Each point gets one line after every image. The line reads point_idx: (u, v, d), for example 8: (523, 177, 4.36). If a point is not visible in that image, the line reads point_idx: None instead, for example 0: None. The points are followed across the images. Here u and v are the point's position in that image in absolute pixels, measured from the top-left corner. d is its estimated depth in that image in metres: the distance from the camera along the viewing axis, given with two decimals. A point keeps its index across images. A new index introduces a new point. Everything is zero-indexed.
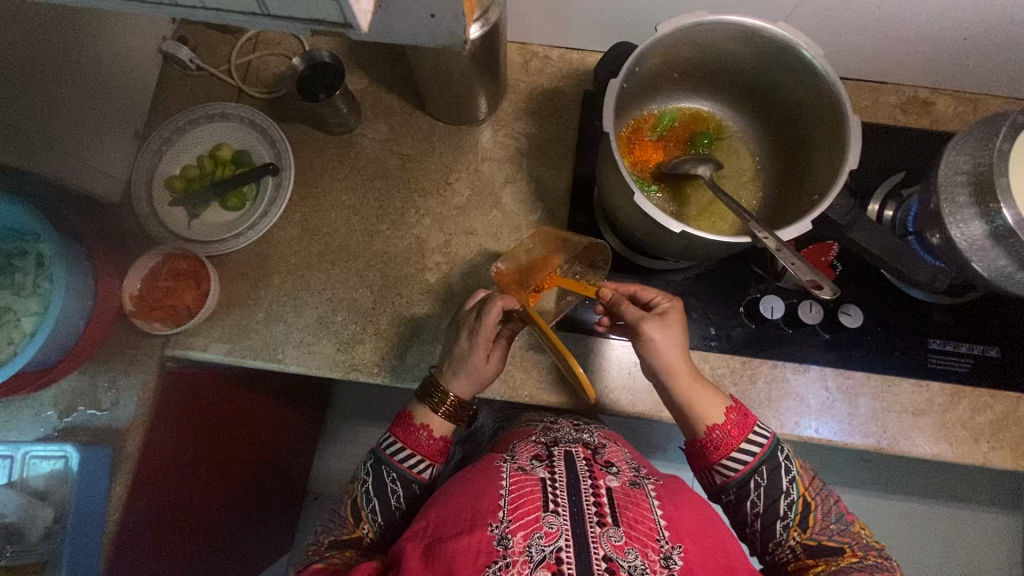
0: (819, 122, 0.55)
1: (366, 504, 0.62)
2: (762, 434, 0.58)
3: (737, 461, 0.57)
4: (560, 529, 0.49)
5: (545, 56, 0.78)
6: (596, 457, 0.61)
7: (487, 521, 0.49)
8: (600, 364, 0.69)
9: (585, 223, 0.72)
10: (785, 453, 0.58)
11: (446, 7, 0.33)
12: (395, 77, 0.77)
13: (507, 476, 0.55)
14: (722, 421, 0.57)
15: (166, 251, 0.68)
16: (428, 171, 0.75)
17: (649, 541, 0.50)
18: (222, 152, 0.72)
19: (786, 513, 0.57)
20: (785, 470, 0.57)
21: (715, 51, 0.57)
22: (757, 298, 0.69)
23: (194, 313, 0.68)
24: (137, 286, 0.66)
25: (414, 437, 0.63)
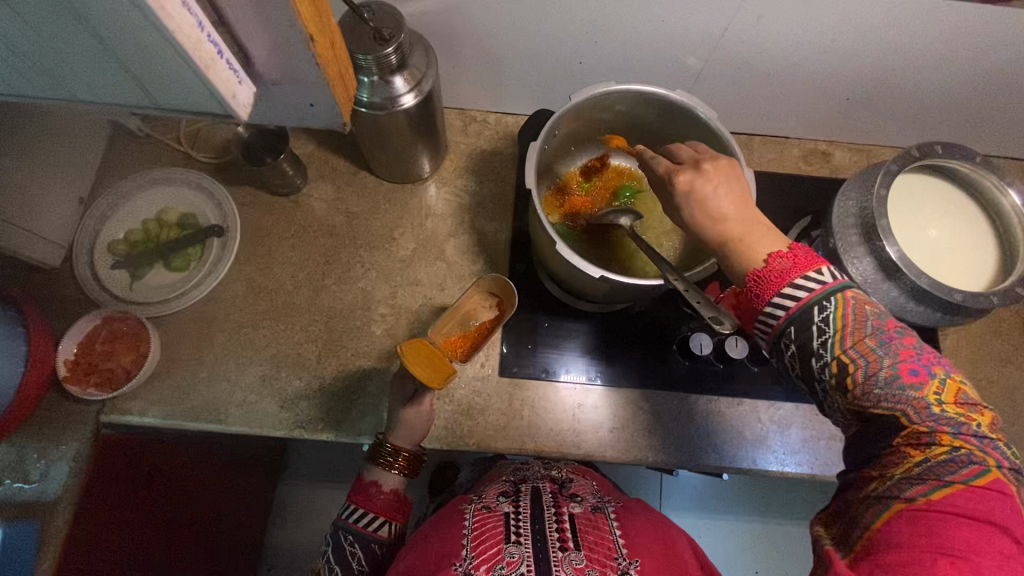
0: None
1: (328, 574, 0.62)
2: (827, 274, 0.42)
3: (788, 296, 0.42)
4: (522, 557, 0.52)
5: (482, 120, 0.84)
6: (561, 490, 0.66)
7: (452, 561, 0.53)
8: (544, 406, 0.71)
9: (525, 271, 0.76)
10: (822, 312, 0.41)
11: (321, 97, 0.37)
12: (341, 141, 0.81)
13: (472, 516, 0.59)
14: (779, 259, 0.43)
15: (104, 313, 0.67)
16: (373, 227, 0.78)
17: (608, 560, 0.53)
18: (168, 215, 0.74)
19: (818, 370, 0.41)
20: (815, 331, 0.41)
21: (625, 115, 0.63)
22: (687, 335, 0.73)
23: (131, 376, 0.67)
24: (73, 350, 0.65)
25: (371, 500, 0.65)
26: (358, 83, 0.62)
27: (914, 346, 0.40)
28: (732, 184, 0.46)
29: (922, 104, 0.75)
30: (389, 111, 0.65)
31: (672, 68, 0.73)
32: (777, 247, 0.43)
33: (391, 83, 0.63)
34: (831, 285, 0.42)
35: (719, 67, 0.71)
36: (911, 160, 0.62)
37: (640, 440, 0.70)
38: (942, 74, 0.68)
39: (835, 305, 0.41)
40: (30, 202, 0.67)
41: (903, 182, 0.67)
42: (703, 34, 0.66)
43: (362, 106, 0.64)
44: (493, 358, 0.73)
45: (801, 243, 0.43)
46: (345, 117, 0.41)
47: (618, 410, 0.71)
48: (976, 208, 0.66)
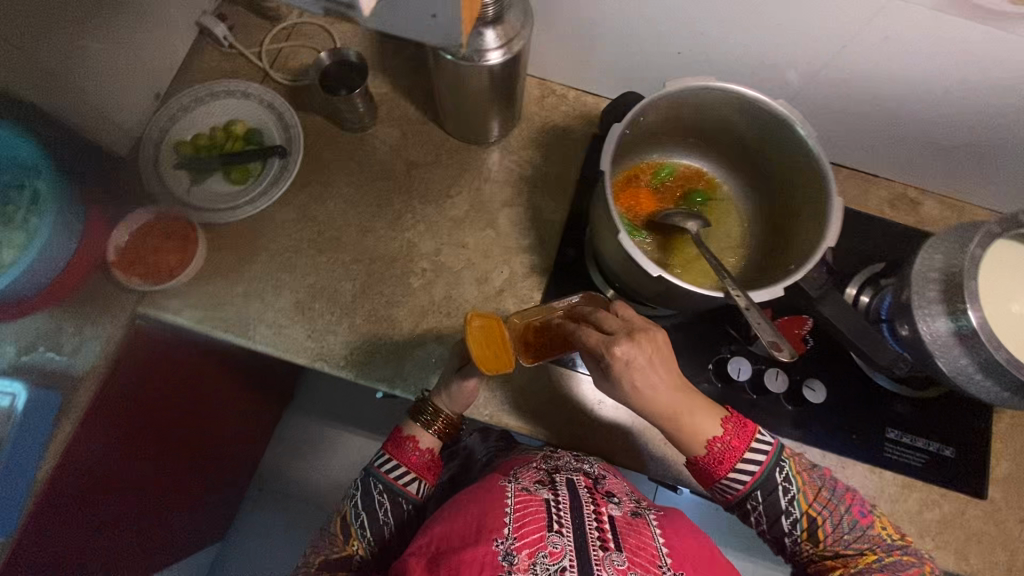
0: (805, 200, 0.58)
1: (354, 521, 0.65)
2: (761, 443, 0.58)
3: (737, 479, 0.58)
4: (564, 550, 0.51)
5: (562, 94, 0.81)
6: (597, 486, 0.61)
7: (494, 538, 0.51)
8: (564, 395, 0.70)
9: (574, 256, 0.73)
10: (783, 473, 0.58)
11: (443, 14, 0.50)
12: (416, 88, 0.79)
13: (513, 495, 0.56)
14: (721, 432, 0.57)
15: (159, 211, 0.69)
16: (431, 181, 0.77)
17: (651, 567, 0.52)
18: (236, 126, 0.74)
19: (791, 528, 0.59)
20: (783, 491, 0.58)
21: (717, 115, 0.60)
22: (727, 357, 0.70)
23: (176, 275, 0.68)
24: (125, 238, 0.67)
25: (405, 454, 0.67)
26: None
27: (854, 495, 0.60)
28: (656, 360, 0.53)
29: None
30: (474, 65, 0.63)
31: (776, 77, 0.68)
32: (717, 430, 0.57)
33: (481, 35, 0.60)
34: (772, 452, 0.58)
35: (826, 85, 0.67)
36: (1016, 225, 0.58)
37: (653, 451, 0.68)
38: None
39: (790, 466, 0.59)
40: (110, 86, 0.68)
41: (995, 251, 0.62)
42: (818, 46, 0.61)
43: (449, 53, 0.62)
44: None
45: (736, 414, 0.59)
46: (458, 32, 0.55)
47: (638, 415, 0.69)
48: None
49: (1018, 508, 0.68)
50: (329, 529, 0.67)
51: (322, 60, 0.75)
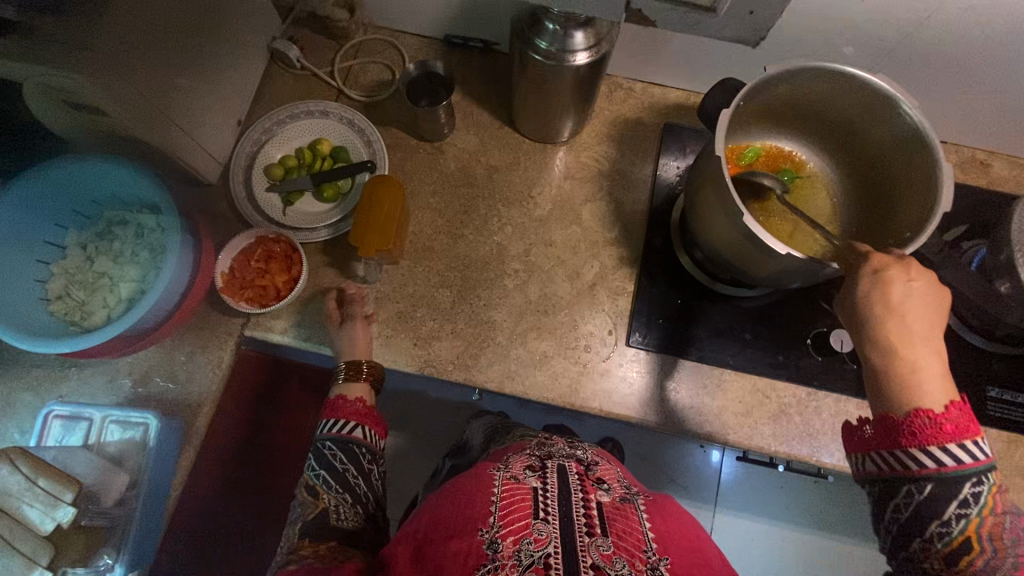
0: (904, 178, 0.60)
1: (316, 479, 0.58)
2: (981, 449, 0.43)
3: (931, 454, 0.43)
4: (550, 537, 0.49)
5: (628, 88, 0.82)
6: (588, 472, 0.59)
7: (477, 529, 0.49)
8: (670, 380, 0.71)
9: (662, 245, 0.75)
10: (976, 486, 0.43)
11: None
12: (487, 94, 0.81)
13: (499, 483, 0.54)
14: (939, 410, 0.44)
15: (259, 233, 0.70)
16: (512, 182, 0.78)
17: (637, 552, 0.50)
18: (323, 145, 0.75)
19: (932, 534, 0.44)
20: (962, 501, 0.43)
21: (809, 96, 0.61)
22: (825, 331, 0.72)
23: (283, 296, 0.69)
24: (230, 264, 0.69)
25: (342, 408, 0.63)
26: (541, 30, 0.62)
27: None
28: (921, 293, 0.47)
29: None
30: (560, 64, 0.64)
31: (854, 54, 0.70)
32: (951, 397, 0.45)
33: (570, 37, 0.62)
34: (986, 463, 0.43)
35: (903, 58, 0.69)
36: None
37: (762, 428, 0.70)
38: None
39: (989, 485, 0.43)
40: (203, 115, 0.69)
41: None
42: (899, 20, 0.63)
43: (538, 54, 0.64)
44: (620, 326, 0.73)
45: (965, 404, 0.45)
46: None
47: (744, 394, 0.71)
48: None
49: None
50: (294, 513, 0.58)
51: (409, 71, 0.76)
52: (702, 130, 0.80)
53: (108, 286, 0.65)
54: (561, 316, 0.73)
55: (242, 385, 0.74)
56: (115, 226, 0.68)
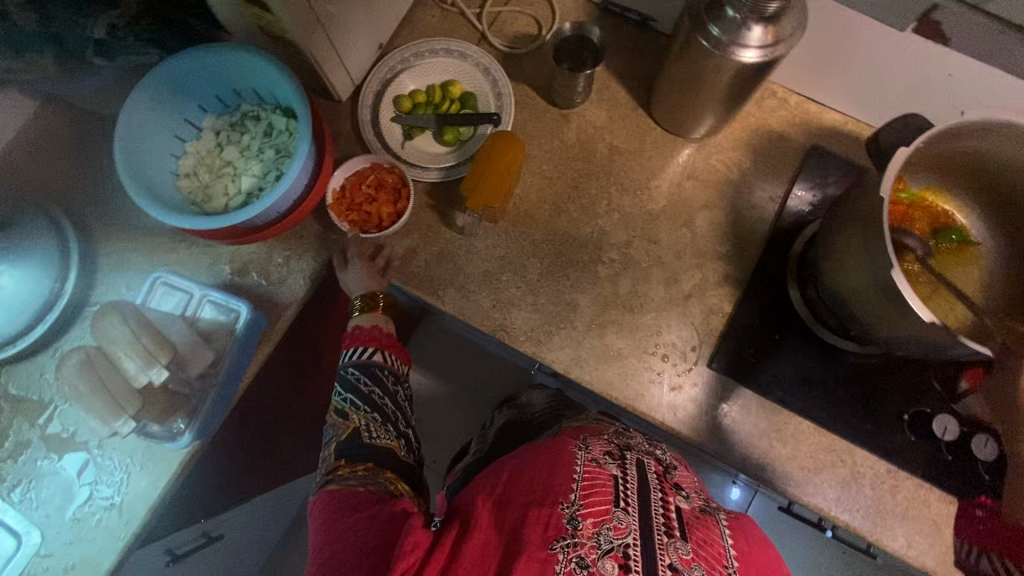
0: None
1: (344, 403, 0.68)
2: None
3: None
4: (628, 526, 0.52)
5: (783, 98, 0.75)
6: (666, 475, 0.63)
7: (558, 501, 0.53)
8: (742, 414, 0.67)
9: (773, 273, 0.70)
10: None
11: None
12: (630, 71, 0.77)
13: (581, 464, 0.58)
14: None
15: (376, 161, 0.71)
16: (631, 169, 0.75)
17: (716, 564, 0.53)
18: (454, 88, 0.74)
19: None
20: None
21: (999, 153, 0.54)
22: (927, 412, 0.66)
23: (383, 228, 0.71)
24: (342, 183, 0.70)
25: (360, 337, 0.71)
26: (720, 17, 0.57)
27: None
28: None
29: None
30: (726, 57, 0.59)
31: None
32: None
33: (747, 31, 0.57)
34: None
35: None
36: None
37: (828, 491, 0.65)
38: None
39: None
40: (351, 31, 0.69)
41: None
42: None
43: (707, 41, 0.59)
44: (705, 344, 0.70)
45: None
46: None
47: (817, 450, 0.66)
48: None
49: None
50: (330, 435, 0.68)
51: (563, 29, 0.73)
52: (852, 162, 0.72)
53: (232, 176, 0.68)
54: (647, 318, 0.70)
55: (322, 300, 0.76)
56: (249, 120, 0.70)
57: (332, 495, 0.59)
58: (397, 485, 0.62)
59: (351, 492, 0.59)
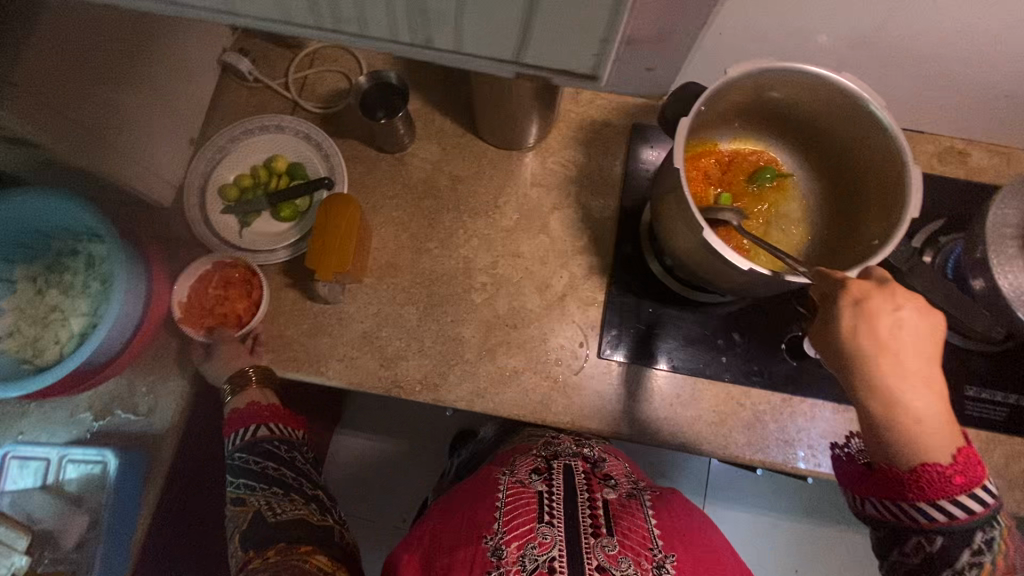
0: (874, 176, 0.57)
1: (238, 490, 0.66)
2: (987, 497, 0.47)
3: (946, 510, 0.47)
4: (552, 540, 0.55)
5: (595, 89, 0.79)
6: (593, 471, 0.68)
7: (482, 536, 0.56)
8: (644, 393, 0.70)
9: (631, 252, 0.73)
10: (986, 534, 0.48)
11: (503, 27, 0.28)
12: (449, 101, 0.78)
13: (505, 489, 0.61)
14: (948, 464, 0.46)
15: (215, 258, 0.69)
16: (477, 193, 0.76)
17: (642, 550, 0.56)
18: (278, 163, 0.72)
19: (911, 546, 0.50)
20: (976, 549, 0.48)
21: (775, 96, 0.59)
22: (800, 335, 0.70)
23: (245, 324, 0.68)
24: (186, 292, 0.67)
25: (243, 419, 0.69)
26: None
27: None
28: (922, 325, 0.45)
29: None
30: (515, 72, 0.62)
31: (831, 42, 0.66)
32: (959, 445, 0.47)
33: None
34: (988, 512, 0.47)
35: (877, 47, 0.65)
36: None
37: (738, 437, 0.69)
38: None
39: (999, 532, 0.48)
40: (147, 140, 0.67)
41: None
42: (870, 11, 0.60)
43: None
44: (591, 337, 0.71)
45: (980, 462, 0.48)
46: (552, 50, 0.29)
47: (721, 402, 0.70)
48: None
49: None
50: (232, 528, 0.65)
51: (361, 84, 0.74)
52: None
53: (59, 321, 0.63)
54: (532, 330, 0.71)
55: (206, 414, 0.73)
56: (66, 256, 0.64)
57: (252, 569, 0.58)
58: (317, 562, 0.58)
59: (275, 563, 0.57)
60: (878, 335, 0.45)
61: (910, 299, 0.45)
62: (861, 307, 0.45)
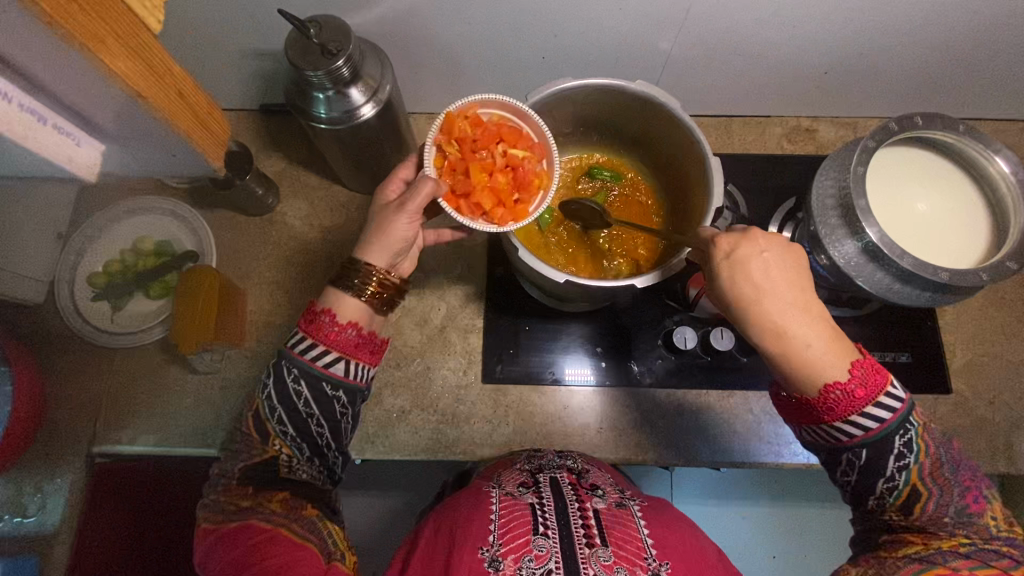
0: (682, 154, 0.61)
1: (269, 416, 0.53)
2: (896, 396, 0.45)
3: (856, 424, 0.45)
4: (550, 551, 0.46)
5: None
6: (580, 481, 0.56)
7: (476, 546, 0.46)
8: (531, 409, 0.71)
9: (502, 275, 0.75)
10: (903, 436, 0.45)
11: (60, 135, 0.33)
12: (313, 157, 0.82)
13: (495, 501, 0.51)
14: (846, 379, 0.44)
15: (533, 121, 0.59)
16: (347, 240, 0.78)
17: (636, 559, 0.46)
18: (143, 245, 0.73)
19: (880, 490, 0.46)
20: (897, 454, 0.44)
21: (583, 109, 0.63)
22: (672, 329, 0.72)
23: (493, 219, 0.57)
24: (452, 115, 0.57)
25: (324, 332, 0.53)
26: (315, 100, 0.61)
27: (974, 477, 0.46)
28: (788, 267, 0.45)
29: (907, 75, 0.71)
30: (349, 124, 0.63)
31: (645, 53, 0.69)
32: (855, 358, 0.45)
33: (347, 96, 0.61)
34: (905, 409, 0.45)
35: (687, 53, 0.69)
36: (891, 134, 0.58)
37: (628, 438, 0.70)
38: (930, 43, 0.65)
39: (916, 430, 0.45)
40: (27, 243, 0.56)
41: (888, 155, 0.62)
42: (666, 21, 0.63)
43: (322, 121, 0.63)
44: (475, 363, 0.73)
45: (871, 355, 0.46)
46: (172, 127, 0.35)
47: (607, 406, 0.71)
48: (972, 188, 0.61)
49: (981, 394, 0.71)
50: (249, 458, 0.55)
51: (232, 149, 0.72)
52: None
53: None
54: (415, 367, 0.72)
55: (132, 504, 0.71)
56: None
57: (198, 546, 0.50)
58: (285, 505, 0.52)
59: (202, 539, 0.50)
60: (749, 281, 0.44)
61: (770, 239, 0.46)
62: (735, 259, 0.45)
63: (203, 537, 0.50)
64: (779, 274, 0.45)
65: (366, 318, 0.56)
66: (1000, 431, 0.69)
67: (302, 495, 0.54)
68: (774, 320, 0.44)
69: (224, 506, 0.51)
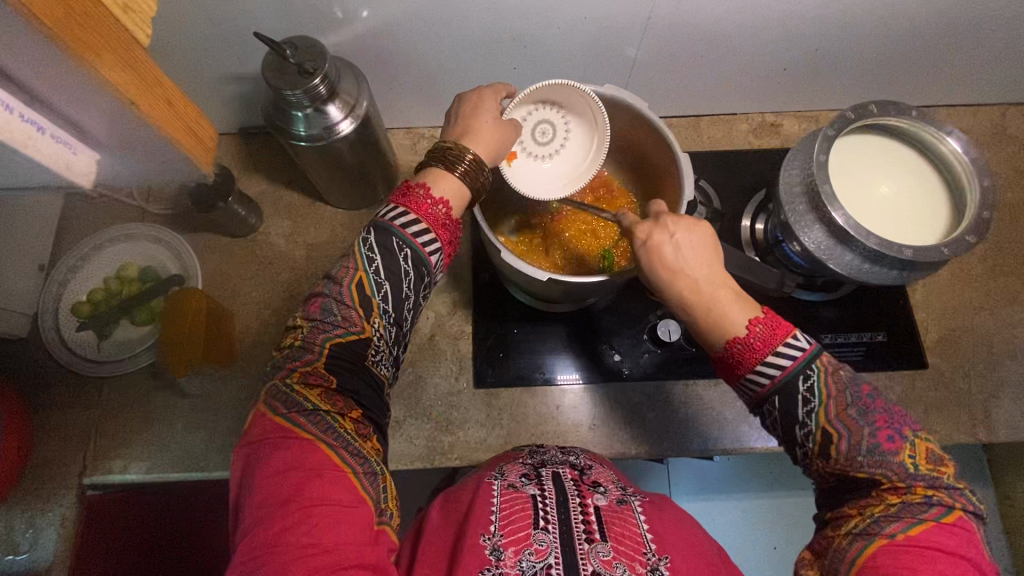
0: (655, 153, 0.63)
1: (375, 291, 0.48)
2: (799, 346, 0.44)
3: (761, 373, 0.44)
4: (551, 546, 0.46)
5: (431, 136, 0.85)
6: (583, 477, 0.57)
7: (478, 533, 0.47)
8: (524, 410, 0.72)
9: (487, 280, 0.76)
10: (807, 381, 0.43)
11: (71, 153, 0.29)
12: (294, 176, 0.83)
13: (498, 493, 0.52)
14: (748, 335, 0.45)
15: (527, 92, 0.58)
16: (330, 256, 0.79)
17: (637, 555, 0.47)
18: (127, 271, 0.71)
19: (801, 440, 0.44)
20: (803, 400, 0.43)
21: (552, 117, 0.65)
22: (656, 323, 0.73)
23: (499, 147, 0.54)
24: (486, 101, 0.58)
25: (416, 202, 0.50)
26: (294, 118, 0.62)
27: (889, 415, 0.43)
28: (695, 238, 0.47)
29: (863, 66, 0.75)
30: (329, 140, 0.64)
31: (613, 59, 0.72)
32: (754, 315, 0.45)
33: (325, 112, 0.62)
34: (806, 356, 0.44)
35: (653, 56, 0.71)
36: (848, 122, 0.61)
37: (621, 434, 0.71)
38: (881, 35, 0.68)
39: (818, 374, 0.44)
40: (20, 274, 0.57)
41: (848, 143, 0.65)
42: (630, 29, 0.66)
43: (302, 138, 0.64)
44: (467, 369, 0.73)
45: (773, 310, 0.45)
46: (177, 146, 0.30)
47: (599, 402, 0.72)
48: (930, 172, 0.64)
49: (958, 366, 0.73)
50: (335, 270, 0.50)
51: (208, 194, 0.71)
52: None
53: None
54: (407, 376, 0.73)
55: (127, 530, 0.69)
56: None
57: (261, 430, 0.44)
58: (351, 429, 0.46)
59: (269, 416, 0.45)
60: (661, 259, 0.47)
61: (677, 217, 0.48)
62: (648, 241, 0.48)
63: (270, 422, 0.44)
64: (691, 252, 0.47)
65: (461, 201, 0.52)
66: (978, 401, 0.72)
67: (368, 420, 0.49)
68: (703, 300, 0.46)
69: (295, 404, 0.45)
